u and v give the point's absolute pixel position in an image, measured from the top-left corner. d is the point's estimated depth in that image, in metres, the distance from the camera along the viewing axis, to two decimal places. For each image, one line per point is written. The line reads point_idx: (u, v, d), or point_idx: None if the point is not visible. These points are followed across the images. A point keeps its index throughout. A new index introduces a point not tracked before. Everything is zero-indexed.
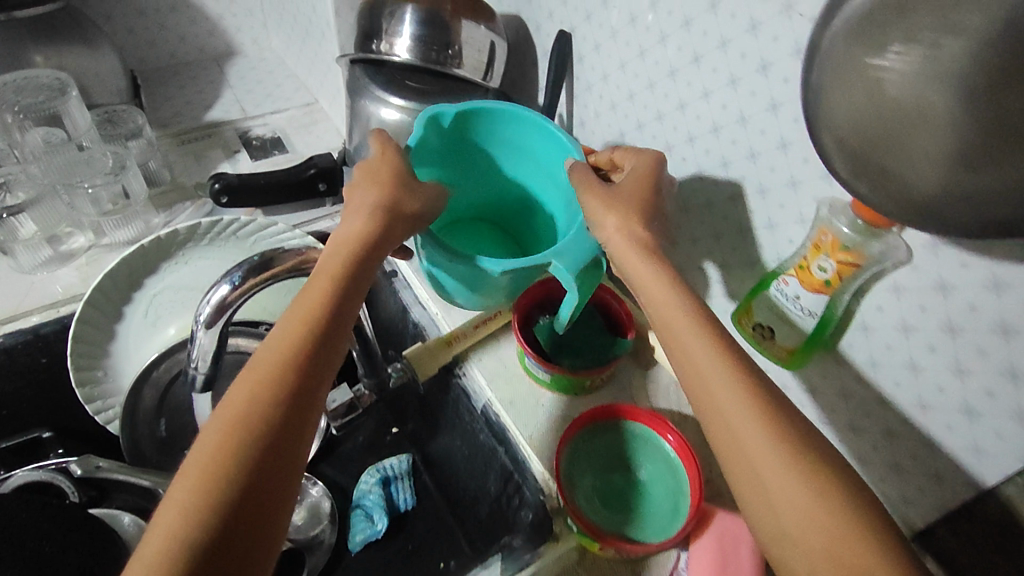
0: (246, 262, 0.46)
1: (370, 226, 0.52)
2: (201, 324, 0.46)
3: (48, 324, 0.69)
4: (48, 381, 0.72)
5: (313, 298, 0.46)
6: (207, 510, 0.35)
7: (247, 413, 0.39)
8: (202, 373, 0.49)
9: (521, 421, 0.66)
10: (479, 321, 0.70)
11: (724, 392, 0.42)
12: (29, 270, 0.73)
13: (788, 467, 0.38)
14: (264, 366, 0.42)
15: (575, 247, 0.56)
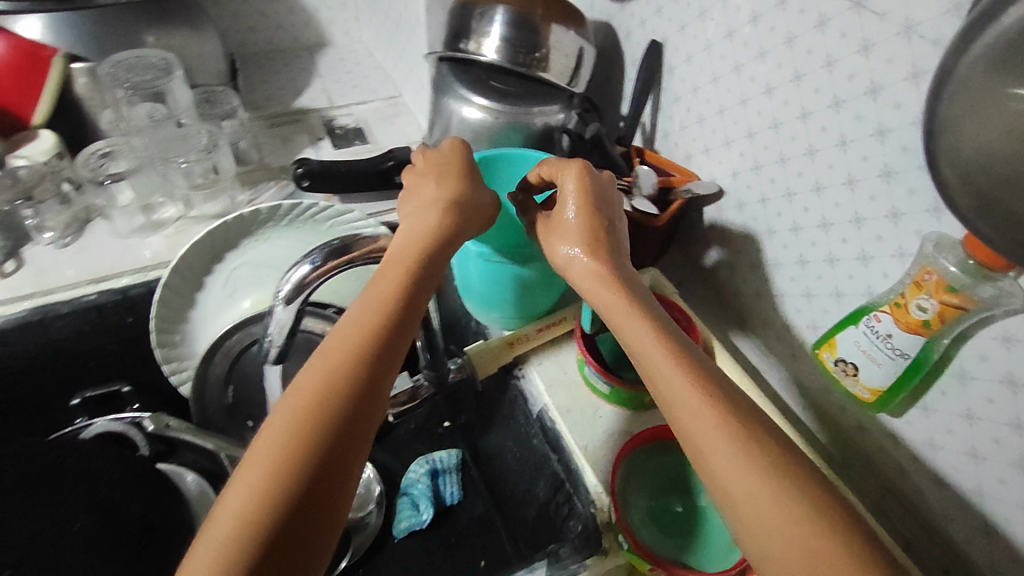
0: (327, 245, 0.48)
1: (440, 221, 0.49)
2: (280, 302, 0.48)
3: (136, 286, 0.73)
4: (133, 339, 0.75)
5: (370, 304, 0.43)
6: (259, 534, 0.33)
7: (297, 431, 0.36)
8: (276, 346, 0.50)
9: (577, 430, 0.63)
10: (543, 324, 0.68)
11: (715, 444, 0.38)
12: (123, 235, 0.77)
13: (798, 536, 0.34)
14: (316, 374, 0.39)
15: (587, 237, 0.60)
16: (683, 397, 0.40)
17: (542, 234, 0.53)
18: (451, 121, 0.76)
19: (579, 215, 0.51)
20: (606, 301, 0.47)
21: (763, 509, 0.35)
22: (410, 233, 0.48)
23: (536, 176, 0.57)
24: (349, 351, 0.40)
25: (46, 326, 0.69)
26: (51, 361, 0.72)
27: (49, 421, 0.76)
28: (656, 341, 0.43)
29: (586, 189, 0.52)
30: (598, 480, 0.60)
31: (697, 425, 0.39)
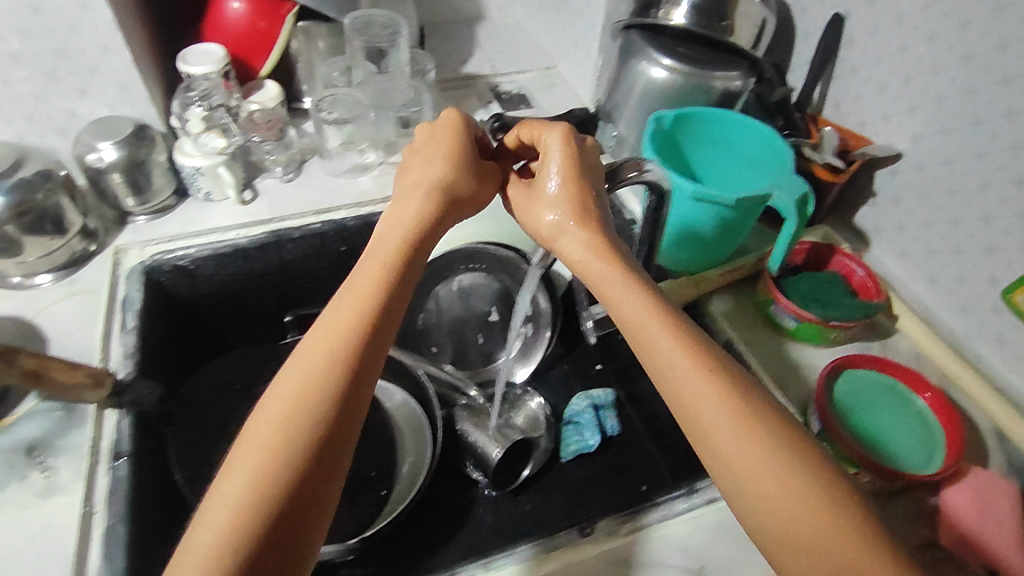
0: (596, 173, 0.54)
1: (424, 214, 0.52)
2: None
3: (354, 219, 0.82)
4: (344, 266, 0.86)
5: (366, 286, 0.47)
6: (267, 494, 0.39)
7: (315, 387, 0.42)
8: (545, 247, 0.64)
9: (764, 361, 0.70)
10: (725, 270, 0.75)
11: (707, 406, 0.43)
12: (335, 174, 0.86)
13: (784, 481, 0.40)
14: (319, 353, 0.44)
15: (783, 201, 0.65)
16: (677, 362, 0.45)
17: (519, 202, 0.55)
18: (633, 88, 0.83)
19: (562, 178, 0.52)
20: (593, 269, 0.50)
21: (751, 462, 0.41)
22: (407, 215, 0.51)
23: (514, 138, 0.58)
24: (360, 317, 0.45)
25: (280, 248, 0.80)
26: (276, 280, 0.84)
27: (266, 332, 0.89)
28: (646, 308, 0.47)
29: (569, 158, 0.53)
30: (789, 404, 0.67)
31: (685, 384, 0.44)
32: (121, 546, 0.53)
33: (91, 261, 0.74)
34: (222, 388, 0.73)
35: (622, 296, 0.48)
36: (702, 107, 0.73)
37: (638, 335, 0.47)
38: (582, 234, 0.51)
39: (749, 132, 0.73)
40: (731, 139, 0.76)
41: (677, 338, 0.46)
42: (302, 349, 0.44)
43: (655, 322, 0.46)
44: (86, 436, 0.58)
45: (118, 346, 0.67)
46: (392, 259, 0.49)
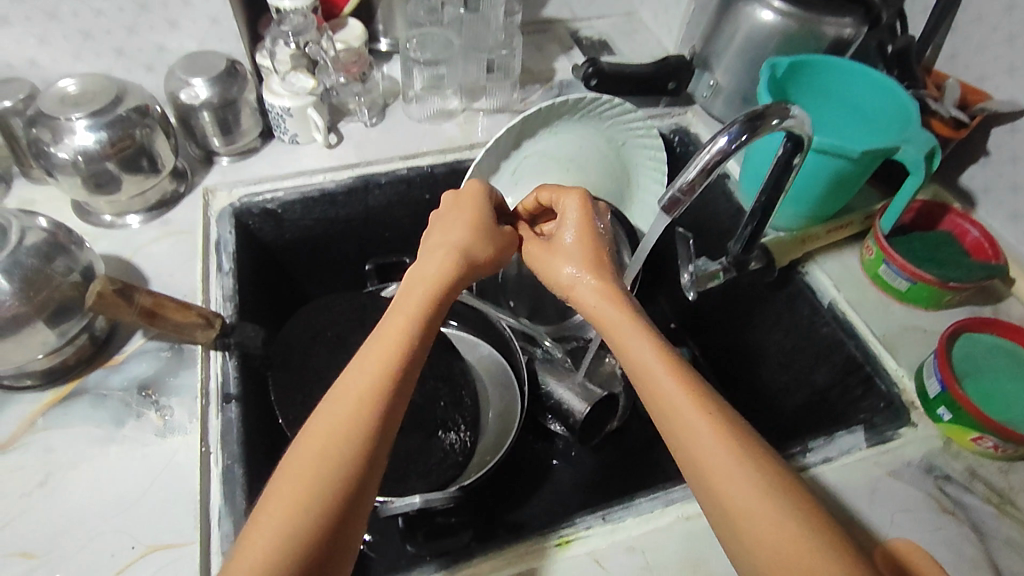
0: (736, 120, 0.50)
1: (450, 263, 0.52)
2: (690, 176, 0.51)
3: (439, 166, 0.81)
4: (427, 215, 0.84)
5: (398, 332, 0.46)
6: (281, 551, 0.36)
7: (342, 435, 0.41)
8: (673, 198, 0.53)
9: (871, 321, 0.68)
10: (832, 227, 0.73)
11: (716, 457, 0.42)
12: (419, 119, 0.84)
13: (796, 542, 0.38)
14: (338, 404, 0.42)
15: (909, 154, 0.62)
16: (684, 406, 0.44)
17: (540, 254, 0.57)
18: (735, 35, 0.77)
19: (576, 240, 0.55)
20: (608, 314, 0.51)
21: (765, 516, 0.39)
22: (431, 264, 0.52)
23: (535, 200, 0.62)
24: (391, 352, 0.45)
25: (367, 193, 0.79)
26: (359, 227, 0.82)
27: (344, 283, 0.88)
28: (655, 352, 0.47)
29: (584, 221, 0.56)
30: (900, 365, 0.65)
31: (692, 426, 0.43)
32: (240, 484, 0.53)
33: (181, 202, 0.73)
34: (315, 335, 0.72)
35: (638, 341, 0.48)
36: (820, 55, 0.69)
37: (646, 378, 0.47)
38: (597, 283, 0.52)
39: (870, 83, 0.69)
40: (848, 90, 0.72)
41: (686, 384, 0.45)
42: (325, 398, 0.43)
43: (665, 365, 0.46)
44: (197, 377, 0.59)
45: (216, 287, 0.66)
46: (421, 305, 0.48)
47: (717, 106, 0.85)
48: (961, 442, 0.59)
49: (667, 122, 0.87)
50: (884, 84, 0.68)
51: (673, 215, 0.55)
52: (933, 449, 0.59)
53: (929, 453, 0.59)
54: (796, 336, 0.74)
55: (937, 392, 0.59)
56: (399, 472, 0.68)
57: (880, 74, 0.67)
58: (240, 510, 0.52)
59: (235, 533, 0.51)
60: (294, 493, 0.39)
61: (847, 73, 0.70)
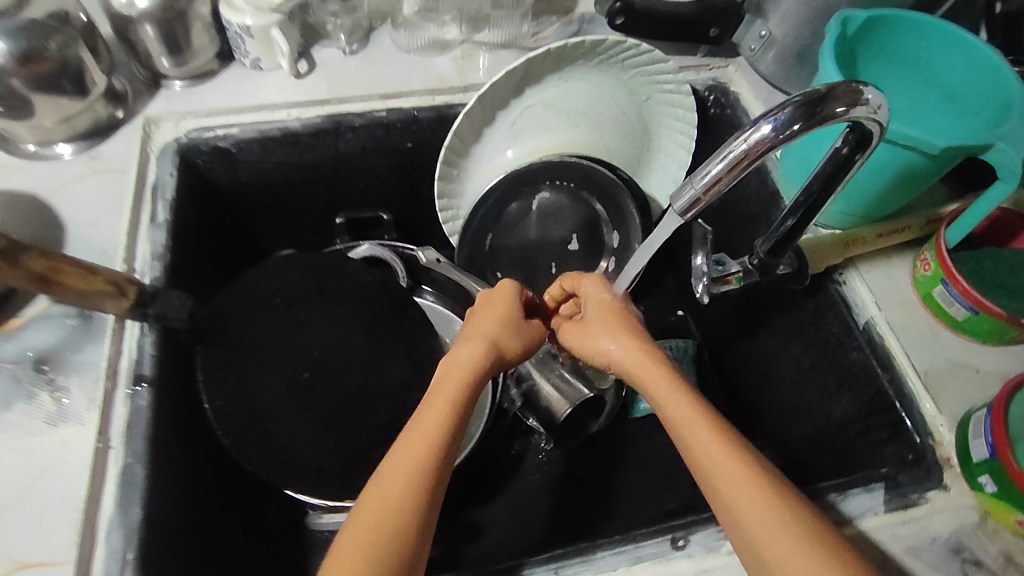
0: (789, 102, 0.38)
1: (480, 351, 0.48)
2: (717, 171, 0.39)
3: (425, 111, 0.67)
4: (408, 166, 0.72)
5: (432, 425, 0.43)
6: None
7: (382, 542, 0.37)
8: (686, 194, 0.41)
9: (914, 352, 0.56)
10: (884, 231, 0.60)
11: (778, 541, 0.37)
12: (408, 49, 0.70)
13: None
14: (373, 506, 0.39)
15: (1004, 156, 0.48)
16: (729, 474, 0.40)
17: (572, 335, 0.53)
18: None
19: (612, 319, 0.52)
20: (645, 374, 0.47)
21: None
22: (462, 353, 0.48)
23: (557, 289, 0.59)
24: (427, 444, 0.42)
25: (338, 136, 0.67)
26: (329, 175, 0.71)
27: (311, 236, 0.79)
28: (698, 414, 0.43)
29: (614, 305, 0.53)
30: (940, 411, 0.54)
31: (738, 496, 0.39)
32: (138, 489, 0.47)
33: (120, 131, 0.62)
34: (260, 302, 0.64)
35: (674, 400, 0.44)
36: (911, 12, 0.54)
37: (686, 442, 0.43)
38: (636, 351, 0.49)
39: (965, 55, 0.54)
40: (934, 62, 0.57)
41: (728, 444, 0.41)
42: (358, 500, 0.40)
43: (703, 426, 0.42)
44: (102, 355, 0.51)
45: (145, 242, 0.57)
46: (455, 394, 0.45)
47: (766, 62, 0.69)
48: (1003, 519, 0.49)
49: (704, 75, 0.72)
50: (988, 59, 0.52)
51: (689, 218, 0.42)
52: (967, 526, 0.49)
53: (960, 529, 0.49)
54: (820, 355, 0.63)
55: (985, 459, 0.48)
56: (340, 471, 0.61)
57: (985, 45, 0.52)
58: (133, 523, 0.46)
59: (124, 550, 0.45)
60: None
61: (941, 40, 0.55)
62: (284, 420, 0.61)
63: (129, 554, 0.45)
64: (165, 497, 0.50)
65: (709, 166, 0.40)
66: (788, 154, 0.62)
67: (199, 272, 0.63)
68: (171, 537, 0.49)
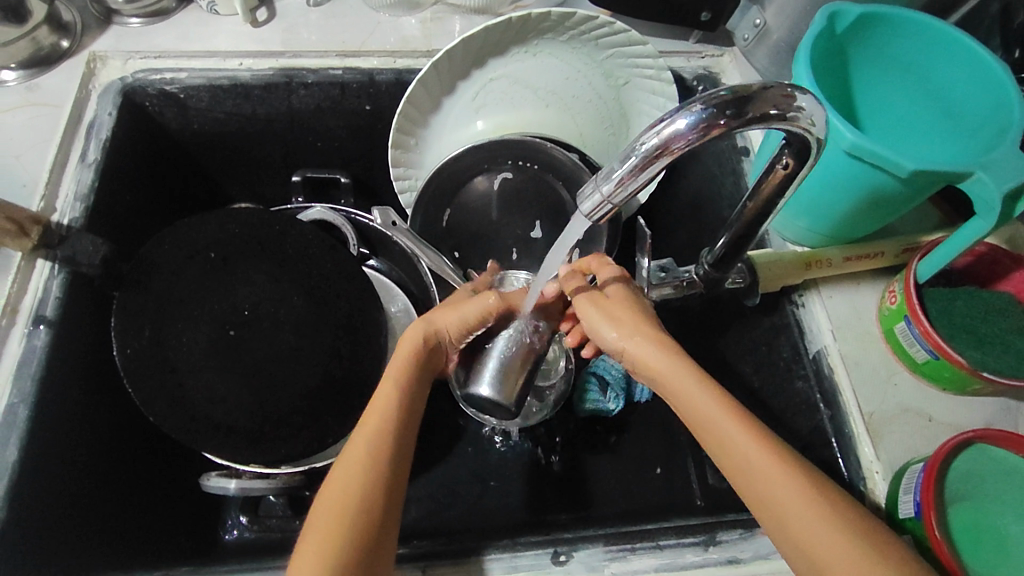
0: (712, 97, 0.33)
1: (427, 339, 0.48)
2: (625, 168, 0.34)
3: (384, 72, 0.64)
4: (366, 130, 0.69)
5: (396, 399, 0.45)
6: None
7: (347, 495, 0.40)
8: (594, 191, 0.37)
9: (862, 390, 0.51)
10: (854, 254, 0.54)
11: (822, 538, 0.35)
12: (374, 7, 0.65)
13: None
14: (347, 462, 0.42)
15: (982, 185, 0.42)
16: (771, 476, 0.37)
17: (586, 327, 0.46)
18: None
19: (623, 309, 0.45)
20: (667, 375, 0.42)
21: None
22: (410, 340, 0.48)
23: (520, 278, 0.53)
24: (381, 427, 0.43)
25: (290, 92, 0.64)
26: (284, 131, 0.68)
27: (270, 191, 0.76)
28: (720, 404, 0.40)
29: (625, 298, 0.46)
30: (878, 457, 0.49)
31: (773, 482, 0.37)
32: (18, 430, 0.46)
33: (63, 63, 0.60)
34: (191, 255, 0.59)
35: (702, 398, 0.40)
36: (915, 13, 0.47)
37: (720, 450, 0.39)
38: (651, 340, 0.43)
39: (970, 67, 0.48)
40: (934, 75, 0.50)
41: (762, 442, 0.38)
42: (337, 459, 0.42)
43: (737, 427, 0.39)
44: (3, 291, 0.50)
45: (70, 180, 0.55)
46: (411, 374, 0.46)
47: (758, 57, 0.64)
48: None
49: (694, 63, 0.66)
50: (994, 79, 0.46)
51: (597, 219, 0.38)
52: None
53: None
54: (771, 378, 0.58)
55: (910, 517, 0.44)
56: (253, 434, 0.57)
57: (995, 62, 0.46)
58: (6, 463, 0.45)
59: None
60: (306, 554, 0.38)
61: (946, 51, 0.48)
62: (199, 372, 0.56)
63: None
64: (51, 442, 0.49)
65: (618, 162, 0.35)
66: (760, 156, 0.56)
67: (131, 217, 0.62)
68: (53, 482, 0.48)
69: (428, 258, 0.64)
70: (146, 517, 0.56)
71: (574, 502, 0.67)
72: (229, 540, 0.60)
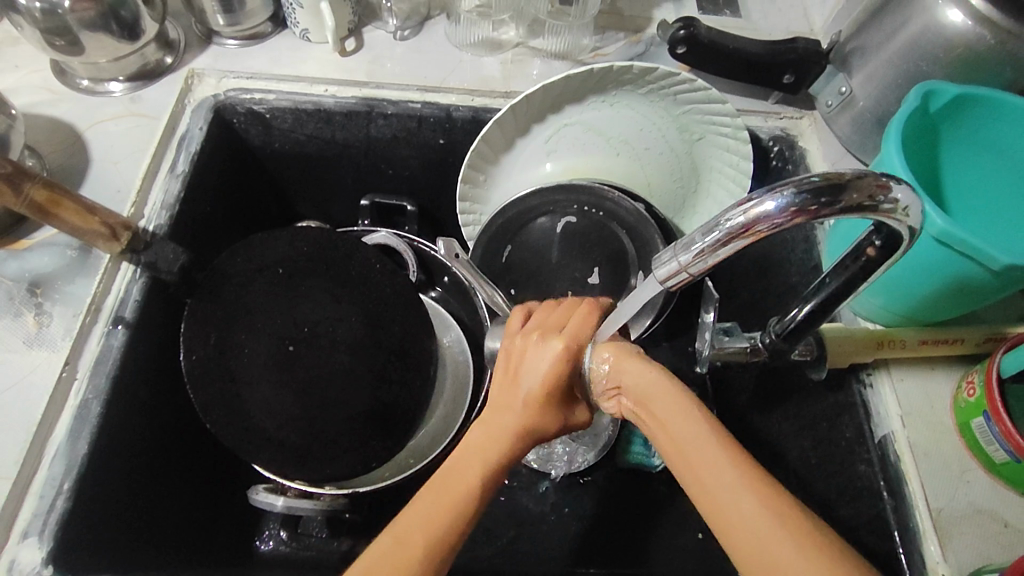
0: (804, 181, 0.32)
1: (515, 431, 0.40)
2: (706, 243, 0.34)
3: (462, 108, 0.65)
4: (437, 162, 0.70)
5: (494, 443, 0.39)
6: None
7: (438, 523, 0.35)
8: (672, 259, 0.36)
9: (932, 484, 0.49)
10: (931, 339, 0.51)
11: None
12: (458, 45, 0.68)
13: None
14: (443, 494, 0.36)
15: None
16: (750, 520, 0.31)
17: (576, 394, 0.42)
18: (898, 33, 0.54)
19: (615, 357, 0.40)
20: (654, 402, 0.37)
21: None
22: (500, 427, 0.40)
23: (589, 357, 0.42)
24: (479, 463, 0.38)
25: (369, 121, 0.66)
26: (359, 156, 0.70)
27: (338, 211, 0.78)
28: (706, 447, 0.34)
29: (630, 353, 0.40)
30: (944, 558, 0.46)
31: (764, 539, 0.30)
32: (90, 425, 0.48)
33: (165, 78, 0.63)
34: (260, 269, 0.61)
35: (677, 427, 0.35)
36: (1015, 96, 0.46)
37: (697, 488, 0.33)
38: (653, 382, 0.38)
39: None
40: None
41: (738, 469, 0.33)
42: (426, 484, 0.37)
43: (718, 464, 0.33)
44: (90, 290, 0.52)
45: (159, 189, 0.58)
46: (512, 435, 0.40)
47: (840, 123, 0.62)
48: None
49: (771, 123, 0.65)
50: None
51: (671, 286, 0.38)
52: None
53: None
54: (830, 456, 0.56)
55: None
56: (302, 451, 0.57)
57: None
58: (77, 456, 0.47)
59: (62, 480, 0.46)
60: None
61: None
62: (257, 386, 0.57)
63: (65, 485, 0.46)
64: (117, 439, 0.50)
65: (699, 235, 0.34)
66: (835, 227, 0.55)
67: (209, 227, 0.64)
68: (115, 478, 0.50)
69: (485, 292, 0.62)
70: (193, 519, 0.57)
71: (610, 557, 0.65)
72: (263, 550, 0.62)
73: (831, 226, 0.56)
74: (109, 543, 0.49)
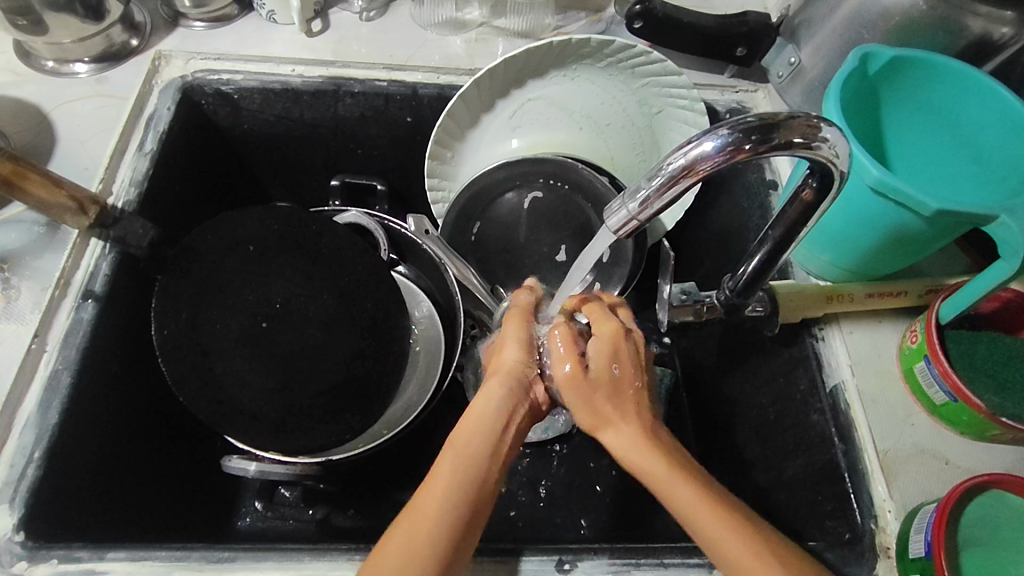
0: (739, 122, 0.34)
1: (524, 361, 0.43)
2: (651, 187, 0.36)
3: (427, 86, 0.67)
4: (406, 141, 0.72)
5: (509, 374, 0.43)
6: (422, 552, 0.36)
7: (476, 440, 0.39)
8: (624, 206, 0.38)
9: (879, 427, 0.51)
10: (877, 292, 0.54)
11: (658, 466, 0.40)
12: (424, 25, 0.69)
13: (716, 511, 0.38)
14: (474, 418, 0.40)
15: (1005, 230, 0.43)
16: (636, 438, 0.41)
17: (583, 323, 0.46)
18: (842, 3, 0.56)
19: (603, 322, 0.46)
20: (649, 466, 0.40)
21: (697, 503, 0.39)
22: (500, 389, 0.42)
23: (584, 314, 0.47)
24: (503, 386, 0.42)
25: (336, 100, 0.67)
26: (328, 136, 0.71)
27: (309, 193, 0.79)
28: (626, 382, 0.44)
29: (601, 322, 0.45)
30: (891, 496, 0.49)
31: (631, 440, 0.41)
32: (61, 395, 0.49)
33: (131, 59, 0.64)
34: (231, 247, 0.61)
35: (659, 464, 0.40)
36: (946, 59, 0.49)
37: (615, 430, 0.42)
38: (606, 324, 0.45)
39: (1000, 115, 0.48)
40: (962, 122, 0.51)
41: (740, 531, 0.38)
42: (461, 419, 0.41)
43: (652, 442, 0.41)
44: (59, 265, 0.53)
45: (127, 167, 0.59)
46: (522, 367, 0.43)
47: (792, 93, 0.65)
48: None
49: (728, 96, 0.67)
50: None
51: (623, 235, 0.39)
52: None
53: None
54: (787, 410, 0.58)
55: (920, 558, 0.44)
56: (276, 422, 0.58)
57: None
58: (48, 426, 0.48)
59: (32, 448, 0.47)
60: (434, 493, 0.37)
61: (975, 98, 0.49)
62: (231, 359, 0.58)
63: (36, 453, 0.47)
64: (88, 410, 0.51)
65: (645, 180, 0.36)
66: (786, 189, 0.57)
67: (179, 207, 0.65)
68: (85, 449, 0.50)
69: (455, 267, 0.63)
70: (166, 491, 0.58)
71: (581, 520, 0.67)
72: (241, 525, 0.63)
73: (784, 188, 0.59)
74: (84, 512, 0.49)
